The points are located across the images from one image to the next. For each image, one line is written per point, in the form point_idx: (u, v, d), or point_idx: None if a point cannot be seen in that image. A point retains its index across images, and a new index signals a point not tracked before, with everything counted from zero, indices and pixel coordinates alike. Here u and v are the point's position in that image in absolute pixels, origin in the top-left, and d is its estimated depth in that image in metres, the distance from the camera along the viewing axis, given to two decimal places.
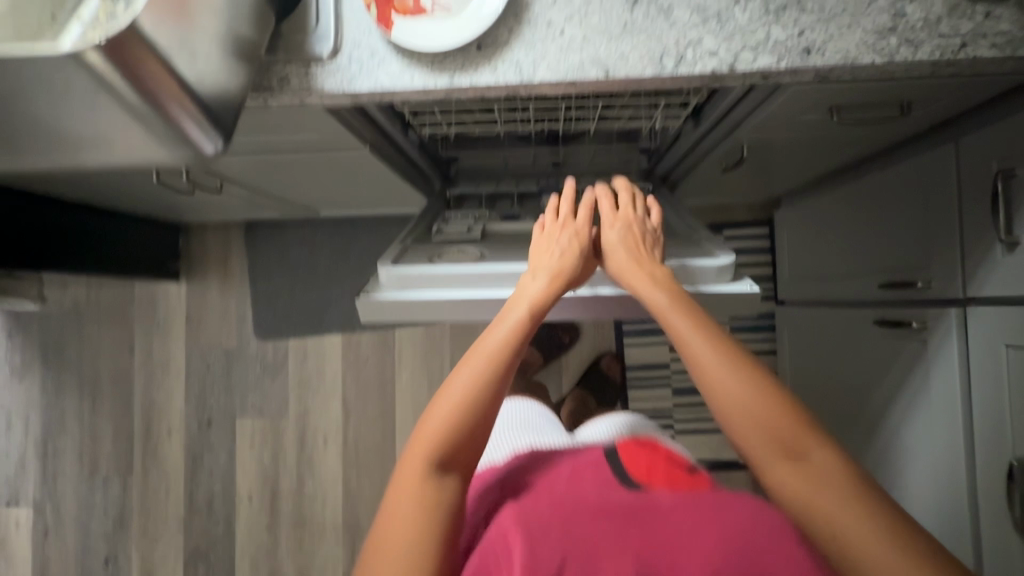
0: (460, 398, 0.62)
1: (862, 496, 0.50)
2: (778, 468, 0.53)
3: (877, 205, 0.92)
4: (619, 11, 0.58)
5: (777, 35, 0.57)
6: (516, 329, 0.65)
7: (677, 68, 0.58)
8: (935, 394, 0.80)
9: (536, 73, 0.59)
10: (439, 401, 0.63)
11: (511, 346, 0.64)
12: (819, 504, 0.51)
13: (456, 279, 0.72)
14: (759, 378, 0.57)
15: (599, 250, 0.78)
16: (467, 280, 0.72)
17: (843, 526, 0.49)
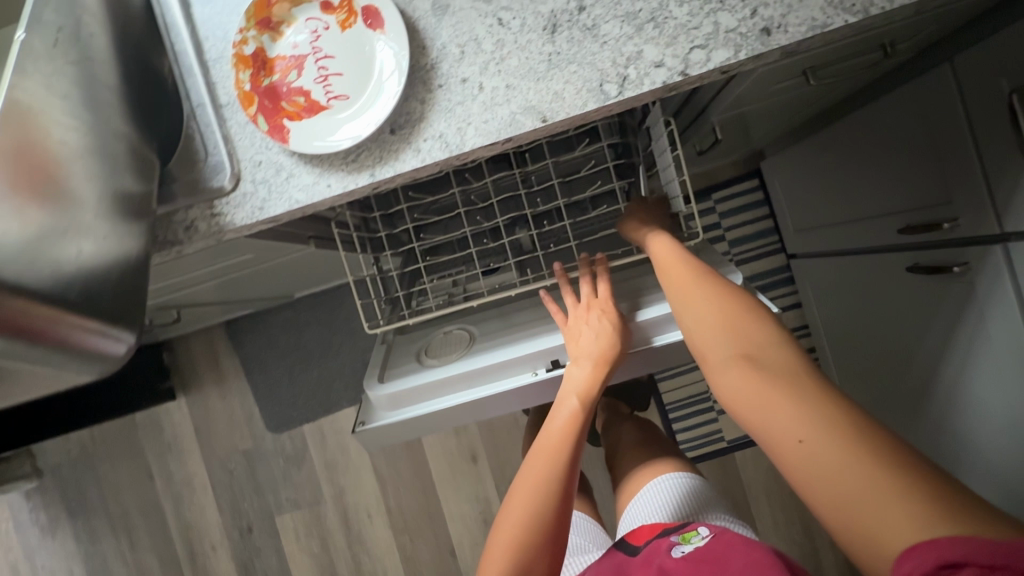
0: (535, 495, 0.61)
1: (862, 440, 0.42)
2: (772, 404, 0.47)
3: (877, 143, 0.83)
4: (539, 44, 0.49)
5: (726, 24, 0.48)
6: (577, 419, 0.64)
7: (622, 93, 0.49)
8: (994, 338, 0.72)
9: (465, 141, 0.50)
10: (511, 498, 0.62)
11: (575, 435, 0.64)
12: (790, 426, 0.45)
13: (452, 381, 0.68)
14: (769, 339, 0.53)
15: None
16: (464, 380, 0.67)
17: (840, 474, 0.41)
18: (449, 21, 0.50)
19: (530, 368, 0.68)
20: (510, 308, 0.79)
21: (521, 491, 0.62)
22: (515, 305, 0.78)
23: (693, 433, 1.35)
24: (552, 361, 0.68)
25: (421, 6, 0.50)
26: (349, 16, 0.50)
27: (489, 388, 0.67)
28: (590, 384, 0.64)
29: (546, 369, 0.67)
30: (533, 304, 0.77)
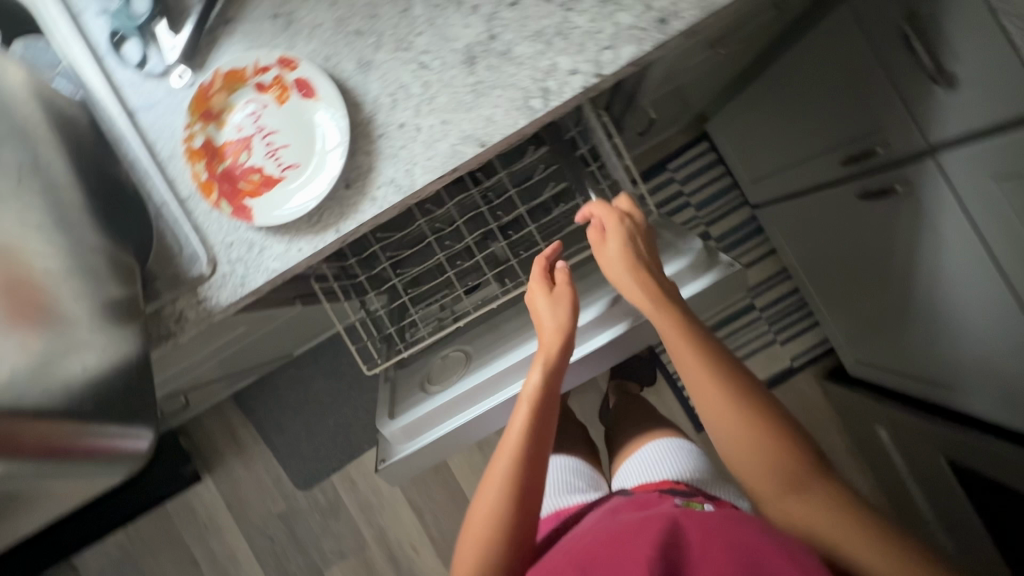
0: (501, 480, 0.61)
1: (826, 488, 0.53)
2: (758, 456, 0.55)
3: (802, 87, 0.88)
4: (462, 77, 0.53)
5: (627, 22, 0.52)
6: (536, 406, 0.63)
7: (547, 104, 0.52)
8: (948, 243, 0.76)
9: (416, 180, 0.54)
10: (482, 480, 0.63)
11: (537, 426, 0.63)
12: (773, 476, 0.54)
13: (458, 401, 0.71)
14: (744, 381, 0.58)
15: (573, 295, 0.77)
16: (469, 397, 0.71)
17: (813, 522, 0.52)
18: (376, 75, 0.53)
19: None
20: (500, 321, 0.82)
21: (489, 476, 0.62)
22: (502, 316, 0.82)
23: None
24: None
25: (347, 67, 0.54)
26: (283, 90, 0.53)
27: (495, 399, 0.70)
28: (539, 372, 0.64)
29: None
30: (519, 312, 0.80)
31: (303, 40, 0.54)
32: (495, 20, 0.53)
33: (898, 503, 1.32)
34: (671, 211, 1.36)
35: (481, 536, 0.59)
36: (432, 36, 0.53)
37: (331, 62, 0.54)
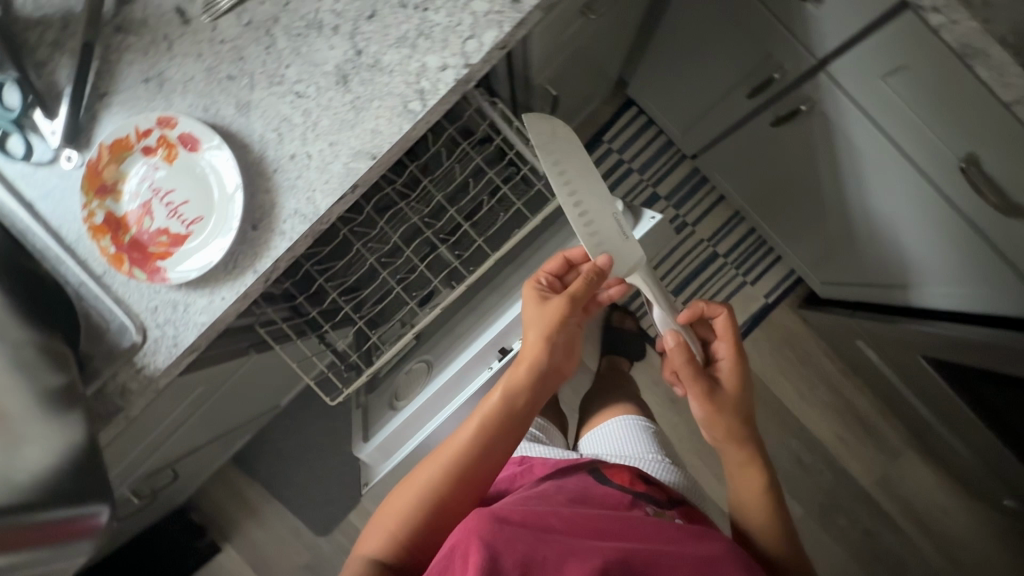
0: (440, 473, 0.62)
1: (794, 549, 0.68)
2: (758, 507, 0.70)
3: (694, 32, 0.90)
4: (339, 96, 0.54)
5: (482, 9, 0.53)
6: (511, 410, 0.66)
7: (426, 104, 0.53)
8: (861, 149, 0.78)
9: (319, 205, 0.54)
10: (425, 466, 0.64)
11: (505, 424, 0.66)
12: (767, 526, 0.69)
13: (424, 410, 0.71)
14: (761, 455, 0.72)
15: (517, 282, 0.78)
16: (435, 403, 0.71)
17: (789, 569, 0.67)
18: (257, 113, 0.54)
19: (486, 365, 0.71)
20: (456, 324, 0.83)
21: (429, 465, 0.64)
22: (457, 319, 0.83)
23: None
24: (501, 349, 0.71)
25: (226, 112, 0.54)
26: (170, 149, 0.54)
27: (459, 399, 0.71)
28: (520, 376, 0.66)
29: (498, 360, 0.71)
30: (471, 311, 0.81)
31: (179, 96, 0.55)
32: (358, 35, 0.54)
33: (898, 410, 1.33)
34: (615, 180, 1.38)
35: (421, 498, 0.61)
36: (301, 65, 0.54)
37: (210, 111, 0.55)
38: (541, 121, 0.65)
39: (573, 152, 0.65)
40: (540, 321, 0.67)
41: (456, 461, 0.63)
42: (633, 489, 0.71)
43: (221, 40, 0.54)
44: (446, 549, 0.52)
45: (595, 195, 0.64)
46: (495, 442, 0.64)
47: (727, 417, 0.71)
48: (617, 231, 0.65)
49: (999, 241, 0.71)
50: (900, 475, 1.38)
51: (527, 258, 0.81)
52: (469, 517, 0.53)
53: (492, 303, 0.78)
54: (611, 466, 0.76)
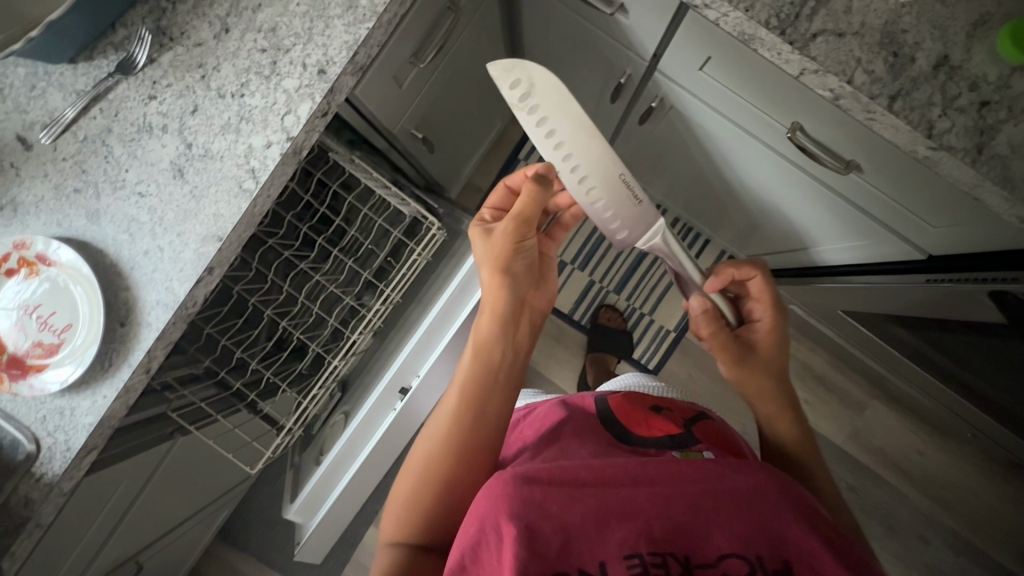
0: (438, 444, 0.57)
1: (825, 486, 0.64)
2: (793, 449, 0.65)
3: (551, 52, 0.94)
4: (179, 189, 0.58)
5: (293, 86, 0.57)
6: (484, 360, 0.61)
7: (259, 181, 0.57)
8: (715, 133, 0.81)
9: (177, 292, 0.58)
10: (425, 438, 0.59)
11: (484, 378, 0.60)
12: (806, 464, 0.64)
13: (340, 461, 0.73)
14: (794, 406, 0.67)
15: (415, 321, 0.81)
16: (348, 454, 0.73)
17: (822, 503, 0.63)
18: (106, 219, 0.58)
19: (391, 407, 0.74)
20: (373, 370, 0.85)
21: (427, 431, 0.59)
22: (373, 367, 0.86)
23: (645, 344, 1.45)
24: (402, 389, 0.73)
25: (78, 223, 0.58)
26: (31, 265, 0.57)
27: (370, 445, 0.73)
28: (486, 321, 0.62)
29: (401, 399, 0.73)
30: (383, 357, 0.84)
31: (33, 217, 0.58)
32: (186, 130, 0.57)
33: (851, 362, 1.34)
34: None
35: (417, 493, 0.56)
36: (138, 166, 0.58)
37: (64, 225, 0.58)
38: (511, 71, 0.55)
39: (566, 110, 0.56)
40: (489, 249, 0.64)
41: (457, 423, 0.57)
42: (653, 437, 0.64)
43: (63, 159, 0.58)
44: (471, 524, 0.45)
45: (596, 158, 0.58)
46: (486, 395, 0.59)
47: (761, 379, 0.66)
48: (623, 194, 0.61)
49: (853, 197, 0.74)
50: (870, 426, 1.38)
51: (425, 296, 0.84)
52: (492, 481, 0.46)
53: (397, 346, 0.81)
54: (625, 411, 0.69)
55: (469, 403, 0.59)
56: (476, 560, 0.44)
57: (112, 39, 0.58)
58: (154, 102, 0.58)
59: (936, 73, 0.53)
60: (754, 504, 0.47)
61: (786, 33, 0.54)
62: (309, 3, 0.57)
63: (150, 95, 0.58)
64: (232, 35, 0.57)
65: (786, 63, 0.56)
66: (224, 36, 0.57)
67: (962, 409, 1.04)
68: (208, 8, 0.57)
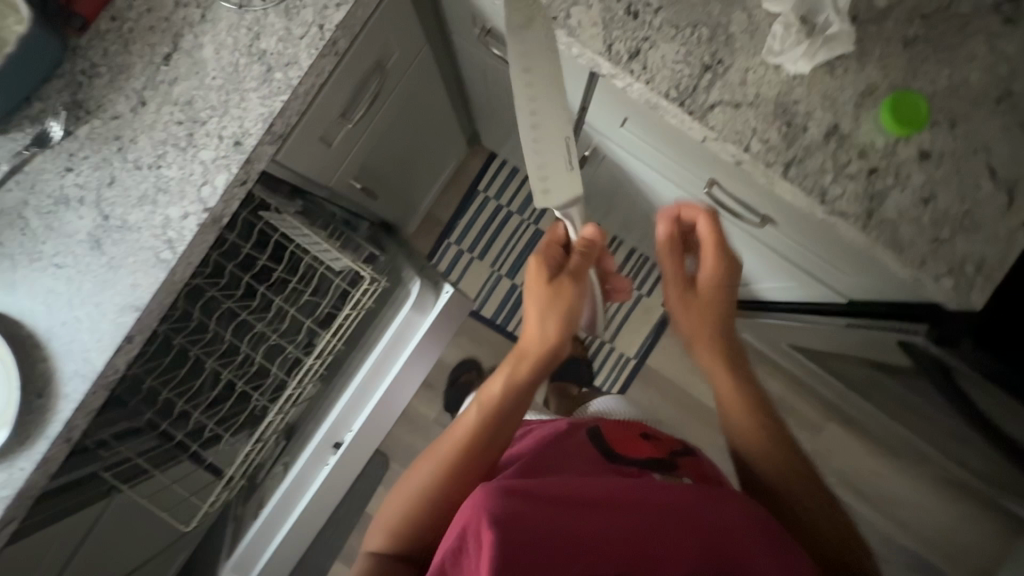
0: (440, 460, 0.58)
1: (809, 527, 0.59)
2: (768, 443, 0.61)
3: (493, 97, 0.97)
4: (96, 260, 0.58)
5: (209, 157, 0.58)
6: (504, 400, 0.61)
7: (176, 252, 0.58)
8: (648, 182, 0.83)
9: (95, 363, 0.58)
10: (429, 456, 0.60)
11: (504, 418, 0.60)
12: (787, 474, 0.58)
13: (275, 517, 0.73)
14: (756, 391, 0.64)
15: (353, 369, 0.81)
16: (283, 508, 0.74)
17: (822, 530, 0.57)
18: (22, 291, 0.58)
19: (326, 461, 0.74)
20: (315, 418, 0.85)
21: (433, 451, 0.60)
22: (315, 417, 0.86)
23: (608, 371, 1.44)
24: (337, 443, 0.73)
25: None
26: None
27: (305, 499, 0.73)
28: (513, 367, 0.61)
29: (335, 453, 0.73)
30: (324, 405, 0.85)
31: None
32: (103, 202, 0.58)
33: (805, 387, 1.37)
34: (494, 228, 1.44)
35: (408, 509, 0.58)
36: (55, 238, 0.58)
37: None
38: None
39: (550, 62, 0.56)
40: (532, 294, 0.63)
41: (466, 443, 0.58)
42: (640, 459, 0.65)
43: None
44: (457, 524, 0.41)
45: (554, 109, 0.56)
46: (495, 436, 0.59)
47: (704, 324, 0.67)
48: (561, 159, 0.57)
49: (776, 245, 0.76)
50: (827, 448, 1.41)
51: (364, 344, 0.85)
52: (481, 487, 0.42)
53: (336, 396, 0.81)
54: (617, 437, 0.70)
55: (485, 438, 0.58)
56: (456, 565, 0.42)
57: (28, 113, 0.58)
58: (71, 174, 0.58)
59: (827, 142, 0.56)
60: (735, 534, 0.45)
61: (685, 104, 0.56)
62: (225, 77, 0.58)
63: (66, 168, 0.58)
64: (149, 108, 0.58)
65: (689, 130, 0.58)
66: (140, 109, 0.58)
67: (905, 436, 1.07)
68: (124, 82, 0.58)
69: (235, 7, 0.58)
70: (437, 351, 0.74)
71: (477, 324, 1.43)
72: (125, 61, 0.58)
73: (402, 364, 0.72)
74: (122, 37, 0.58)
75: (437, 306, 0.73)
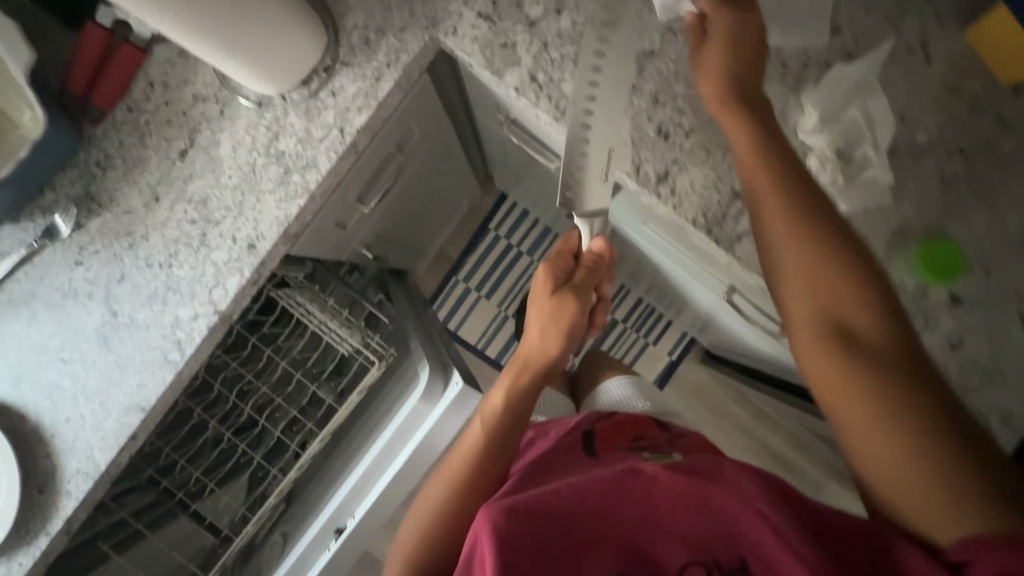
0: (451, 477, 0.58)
1: None
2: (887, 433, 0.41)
3: (512, 160, 0.94)
4: (103, 357, 0.57)
5: (222, 259, 0.56)
6: (508, 415, 0.60)
7: (184, 354, 0.57)
8: (667, 267, 0.81)
9: (98, 462, 0.57)
10: (437, 476, 0.59)
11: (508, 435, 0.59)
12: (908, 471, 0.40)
13: None
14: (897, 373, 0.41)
15: (356, 445, 0.80)
16: None
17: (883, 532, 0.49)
18: (29, 385, 0.57)
19: (326, 545, 0.73)
20: (316, 485, 0.85)
21: (440, 473, 0.59)
22: (316, 485, 0.85)
23: None
24: (338, 528, 0.73)
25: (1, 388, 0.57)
26: None
27: None
28: (511, 387, 0.60)
29: (336, 539, 0.72)
30: (326, 475, 0.83)
31: None
32: (112, 298, 0.57)
33: None
34: (504, 269, 1.42)
35: (424, 528, 0.57)
36: (64, 332, 0.57)
37: None
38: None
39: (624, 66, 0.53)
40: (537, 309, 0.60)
41: (468, 459, 0.58)
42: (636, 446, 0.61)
43: None
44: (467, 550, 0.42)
45: (609, 113, 0.52)
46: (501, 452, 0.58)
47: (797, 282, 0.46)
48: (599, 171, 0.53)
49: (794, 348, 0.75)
50: None
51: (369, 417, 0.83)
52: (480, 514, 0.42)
53: (338, 472, 0.80)
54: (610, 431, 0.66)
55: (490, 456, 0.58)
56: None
57: (39, 203, 0.57)
58: (80, 268, 0.57)
59: None
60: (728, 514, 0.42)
61: (713, 231, 0.55)
62: (242, 178, 0.56)
63: (76, 261, 0.57)
64: (163, 204, 0.57)
65: (717, 251, 0.57)
66: (154, 205, 0.57)
67: None
68: (138, 177, 0.57)
69: (255, 105, 0.56)
70: (441, 449, 0.70)
71: (481, 364, 1.42)
72: (139, 154, 0.56)
73: (407, 457, 0.70)
74: (138, 129, 0.57)
75: (445, 397, 0.69)
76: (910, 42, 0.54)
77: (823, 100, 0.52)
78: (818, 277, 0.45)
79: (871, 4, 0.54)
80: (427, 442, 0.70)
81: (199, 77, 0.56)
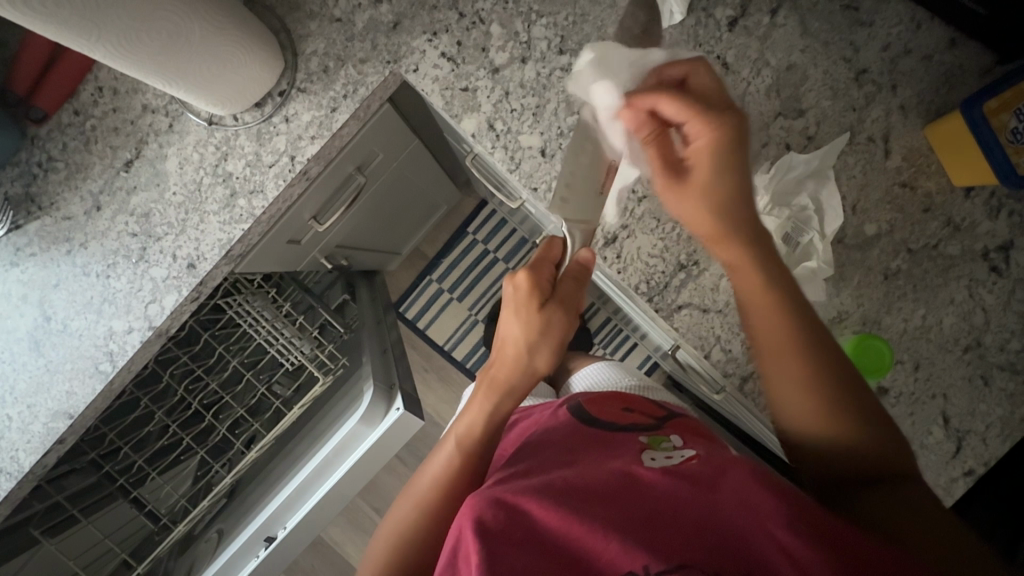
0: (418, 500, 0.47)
1: None
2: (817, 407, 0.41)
3: None
4: (34, 360, 0.57)
5: (161, 275, 0.56)
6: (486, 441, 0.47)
7: (116, 365, 0.56)
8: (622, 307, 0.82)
9: (22, 462, 0.57)
10: (404, 499, 0.48)
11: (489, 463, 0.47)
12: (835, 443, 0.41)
13: None
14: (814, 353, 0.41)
15: (299, 452, 0.80)
16: None
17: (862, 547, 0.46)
18: None
19: (255, 552, 0.73)
20: (256, 486, 0.85)
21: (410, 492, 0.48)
22: (255, 486, 0.85)
23: None
24: (268, 537, 0.73)
25: None
26: None
27: None
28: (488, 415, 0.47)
29: (264, 549, 0.72)
30: (267, 478, 0.84)
31: None
32: (46, 303, 0.56)
33: None
34: (477, 274, 1.42)
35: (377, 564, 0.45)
36: None
37: None
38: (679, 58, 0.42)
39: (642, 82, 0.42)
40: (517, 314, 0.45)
41: (446, 485, 0.46)
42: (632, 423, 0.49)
43: None
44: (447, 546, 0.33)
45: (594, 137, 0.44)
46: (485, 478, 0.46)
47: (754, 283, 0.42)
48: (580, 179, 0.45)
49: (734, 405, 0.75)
50: None
51: (314, 424, 0.83)
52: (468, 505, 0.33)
53: (278, 477, 0.80)
54: (601, 408, 0.52)
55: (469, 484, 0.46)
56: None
57: None
58: (15, 270, 0.56)
59: None
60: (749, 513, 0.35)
61: (653, 300, 0.55)
62: (187, 194, 0.55)
63: (12, 263, 0.56)
64: (104, 213, 0.55)
65: (657, 317, 0.57)
66: (95, 214, 0.56)
67: None
68: (81, 182, 0.56)
69: (205, 122, 0.54)
70: (374, 472, 0.71)
71: (446, 365, 1.41)
72: (83, 159, 0.55)
73: (339, 476, 0.70)
74: (84, 134, 0.55)
75: (383, 423, 0.69)
76: (871, 133, 0.53)
77: (776, 184, 0.52)
78: (785, 340, 0.41)
79: (838, 90, 0.53)
80: (360, 465, 0.70)
81: (150, 87, 0.55)
